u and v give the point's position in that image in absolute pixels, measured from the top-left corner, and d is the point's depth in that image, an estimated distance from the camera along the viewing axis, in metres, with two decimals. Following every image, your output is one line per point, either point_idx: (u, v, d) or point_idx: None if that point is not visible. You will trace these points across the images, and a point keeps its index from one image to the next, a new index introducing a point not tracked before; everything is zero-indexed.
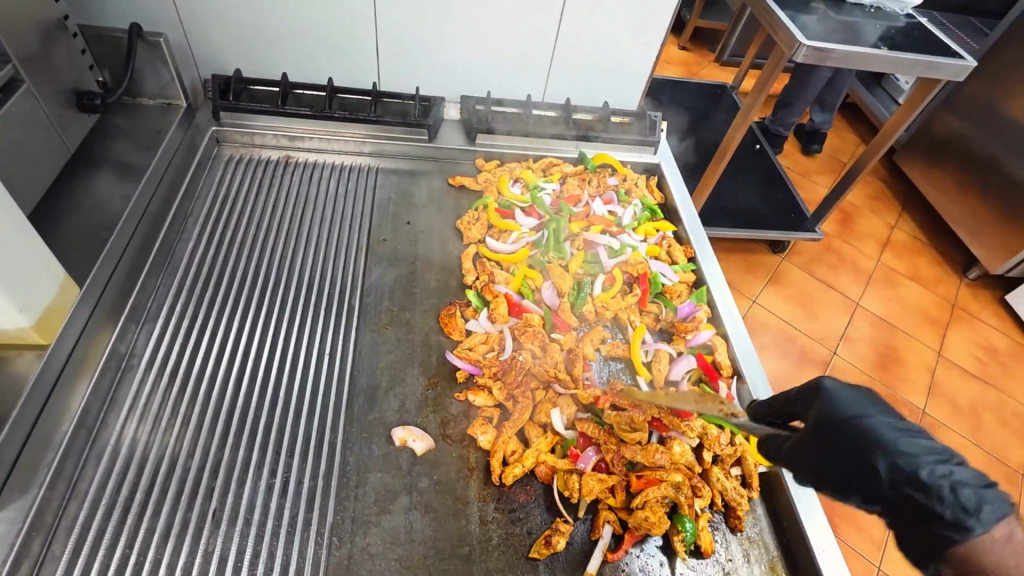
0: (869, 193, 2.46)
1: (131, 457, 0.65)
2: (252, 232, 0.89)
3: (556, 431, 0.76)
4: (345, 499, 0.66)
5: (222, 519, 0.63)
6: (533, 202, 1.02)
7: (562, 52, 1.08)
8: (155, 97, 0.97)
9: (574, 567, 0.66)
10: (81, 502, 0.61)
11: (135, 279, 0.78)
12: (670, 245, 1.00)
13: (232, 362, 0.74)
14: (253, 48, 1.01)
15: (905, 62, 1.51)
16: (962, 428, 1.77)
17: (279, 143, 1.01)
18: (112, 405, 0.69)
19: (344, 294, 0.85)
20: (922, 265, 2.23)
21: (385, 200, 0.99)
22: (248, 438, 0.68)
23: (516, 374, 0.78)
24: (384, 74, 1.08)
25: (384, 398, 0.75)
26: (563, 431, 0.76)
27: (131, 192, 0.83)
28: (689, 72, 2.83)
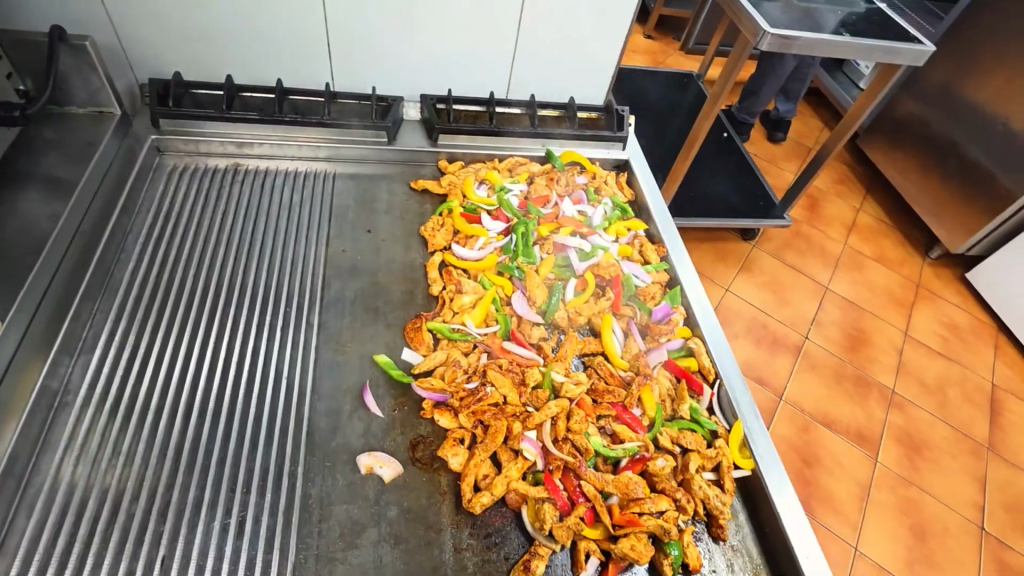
0: (834, 178, 2.49)
1: (68, 503, 0.59)
2: (199, 248, 0.83)
3: (528, 458, 0.71)
4: (308, 536, 0.62)
5: (172, 568, 0.58)
6: (500, 204, 0.98)
7: (524, 46, 1.04)
8: (85, 105, 0.89)
9: None
10: (12, 559, 0.56)
11: (68, 306, 0.72)
12: (642, 245, 0.97)
13: (181, 391, 0.69)
14: (194, 50, 0.94)
15: (865, 48, 1.51)
16: (930, 407, 1.81)
17: (227, 150, 0.95)
18: (45, 447, 0.62)
19: (302, 311, 0.80)
20: (888, 247, 2.27)
21: (344, 207, 0.94)
22: (200, 475, 0.63)
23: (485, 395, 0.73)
24: (338, 73, 1.03)
25: (347, 422, 0.71)
26: (533, 458, 0.71)
27: (60, 211, 0.76)
28: (655, 60, 2.82)
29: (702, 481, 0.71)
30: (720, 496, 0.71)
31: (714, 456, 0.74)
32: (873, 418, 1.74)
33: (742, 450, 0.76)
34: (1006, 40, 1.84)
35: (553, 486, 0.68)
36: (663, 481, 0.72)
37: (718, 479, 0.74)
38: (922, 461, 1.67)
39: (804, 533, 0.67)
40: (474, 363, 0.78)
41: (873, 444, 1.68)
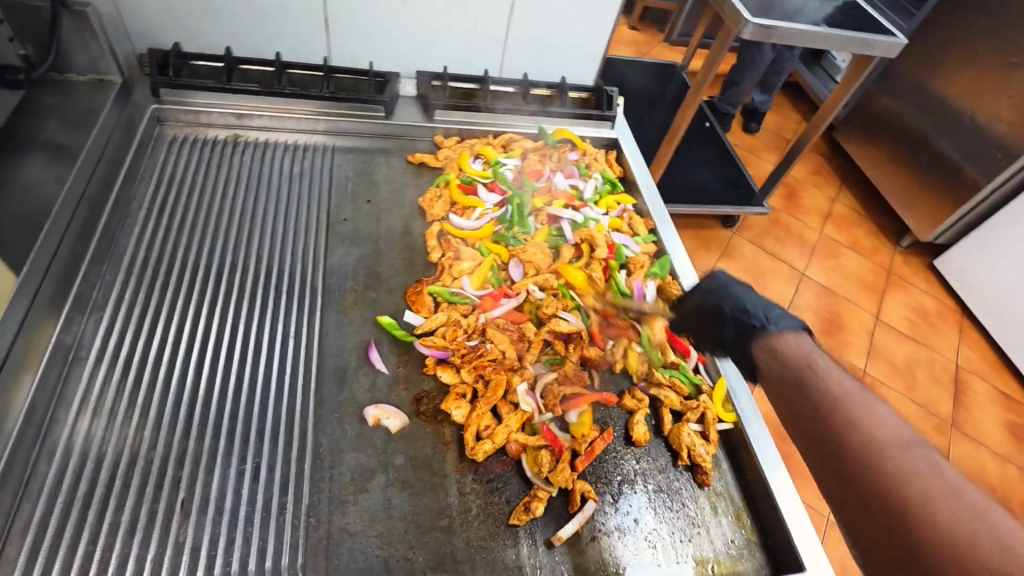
0: (811, 168, 2.58)
1: (87, 453, 0.62)
2: (203, 215, 0.85)
3: (525, 409, 0.75)
4: (320, 481, 0.65)
5: (192, 509, 0.60)
6: (495, 177, 1.01)
7: (518, 26, 1.07)
8: (85, 73, 0.90)
9: (550, 533, 0.67)
10: (36, 500, 0.58)
11: (78, 268, 0.74)
12: (631, 218, 1.02)
13: (191, 348, 0.71)
14: (193, 22, 0.95)
15: (841, 40, 1.57)
16: (897, 385, 1.90)
17: (226, 121, 0.96)
18: (62, 399, 0.64)
19: (306, 277, 0.82)
20: (860, 234, 2.36)
21: (344, 178, 0.97)
22: (214, 426, 0.66)
23: (485, 353, 0.78)
24: (335, 49, 1.05)
25: (354, 378, 0.74)
26: (530, 408, 0.75)
27: (67, 174, 0.78)
28: (639, 51, 2.87)
29: (689, 430, 0.76)
30: (705, 445, 0.75)
31: (698, 407, 0.79)
32: None
33: (725, 403, 0.81)
34: (972, 36, 1.94)
35: (552, 436, 0.73)
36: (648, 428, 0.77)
37: (704, 429, 0.78)
38: None
39: (782, 479, 0.73)
40: (474, 322, 0.81)
41: None
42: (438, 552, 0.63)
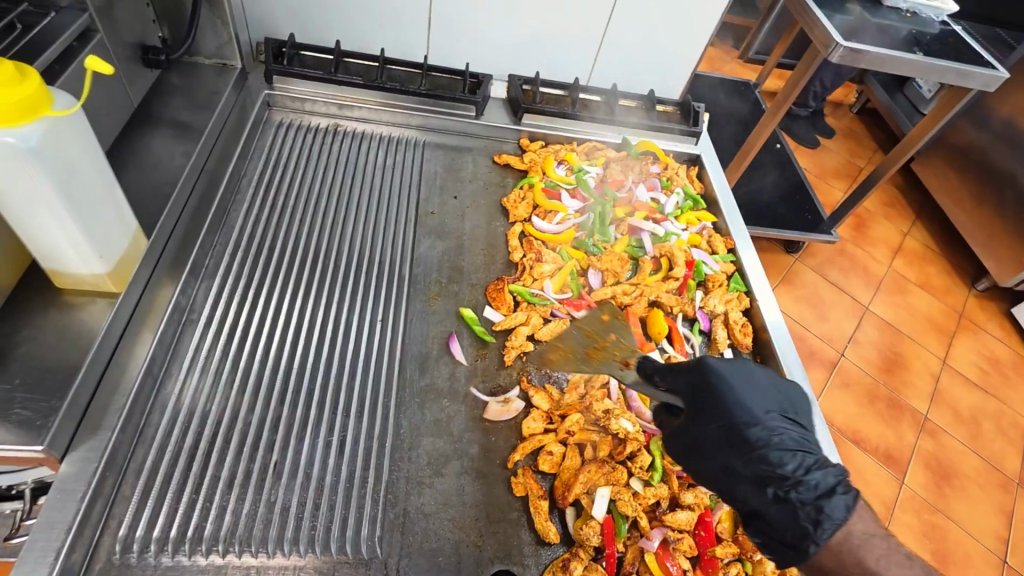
0: (884, 200, 2.48)
1: (193, 410, 0.66)
2: (303, 198, 0.90)
3: (595, 437, 0.75)
4: (400, 460, 0.68)
5: (283, 472, 0.64)
6: (578, 184, 1.04)
7: (611, 37, 1.09)
8: (211, 57, 0.97)
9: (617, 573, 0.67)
10: (148, 447, 0.63)
11: (194, 237, 0.79)
12: (711, 235, 1.02)
13: (289, 323, 0.75)
14: (309, 14, 1.01)
15: (937, 69, 1.50)
16: (963, 435, 1.80)
17: (329, 111, 1.02)
18: (174, 356, 0.70)
19: (395, 265, 0.86)
20: (933, 273, 2.25)
21: (434, 173, 1.00)
22: (305, 396, 0.70)
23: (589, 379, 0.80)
24: (433, 48, 1.09)
25: (435, 366, 0.77)
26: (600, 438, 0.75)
27: (191, 149, 0.83)
28: (712, 67, 2.82)
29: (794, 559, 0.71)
30: None
31: None
32: (903, 440, 1.74)
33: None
34: None
35: (617, 486, 0.71)
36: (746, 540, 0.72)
37: None
38: (949, 487, 1.68)
39: None
40: (559, 322, 0.85)
41: (901, 464, 1.69)
42: (506, 543, 0.66)
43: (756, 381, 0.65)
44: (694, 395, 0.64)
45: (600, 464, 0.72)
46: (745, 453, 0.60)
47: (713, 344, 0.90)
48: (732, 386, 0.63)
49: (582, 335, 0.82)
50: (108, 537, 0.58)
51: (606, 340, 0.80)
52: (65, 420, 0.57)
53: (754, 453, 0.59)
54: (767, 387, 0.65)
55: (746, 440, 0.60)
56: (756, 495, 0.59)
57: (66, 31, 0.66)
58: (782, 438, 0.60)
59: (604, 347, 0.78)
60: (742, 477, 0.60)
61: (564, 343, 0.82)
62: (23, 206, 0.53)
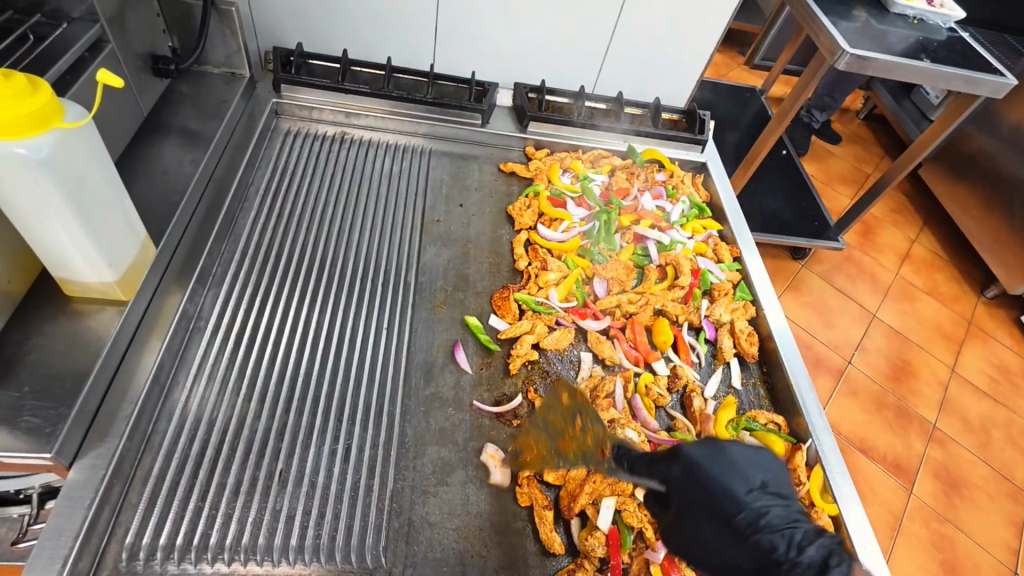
0: (891, 207, 2.47)
1: (200, 417, 0.67)
2: (310, 206, 0.90)
3: None
4: (404, 469, 0.68)
5: (289, 480, 0.65)
6: (583, 192, 1.04)
7: (617, 45, 1.09)
8: (220, 66, 0.98)
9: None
10: (155, 455, 0.63)
11: (202, 245, 0.80)
12: (717, 244, 1.02)
13: (295, 330, 0.76)
14: (317, 24, 1.02)
15: (945, 76, 1.50)
16: (972, 445, 1.78)
17: (336, 119, 1.02)
18: (182, 363, 0.70)
19: (401, 272, 0.86)
20: (941, 281, 2.23)
21: (439, 180, 1.01)
22: (311, 404, 0.70)
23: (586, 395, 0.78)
24: (440, 56, 1.09)
25: (439, 374, 0.78)
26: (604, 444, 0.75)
27: (200, 157, 0.84)
28: (718, 73, 2.83)
29: None
30: None
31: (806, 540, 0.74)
32: (911, 449, 1.73)
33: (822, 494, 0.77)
34: None
35: (622, 497, 0.70)
36: None
37: None
38: (958, 497, 1.66)
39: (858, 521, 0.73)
40: (564, 331, 0.85)
41: (909, 474, 1.67)
42: (511, 553, 0.66)
43: (733, 455, 0.58)
44: (676, 493, 0.59)
45: (605, 474, 0.72)
46: (738, 541, 0.53)
47: (719, 353, 0.89)
48: (710, 471, 0.58)
49: (551, 426, 0.74)
50: (114, 545, 0.58)
51: (575, 431, 0.73)
52: (74, 427, 0.58)
53: (748, 540, 0.52)
54: (742, 452, 0.58)
55: (737, 527, 0.53)
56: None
57: (78, 42, 0.67)
58: (770, 517, 0.53)
59: (575, 435, 0.72)
60: (744, 570, 0.51)
61: (534, 437, 0.74)
62: (35, 217, 0.54)
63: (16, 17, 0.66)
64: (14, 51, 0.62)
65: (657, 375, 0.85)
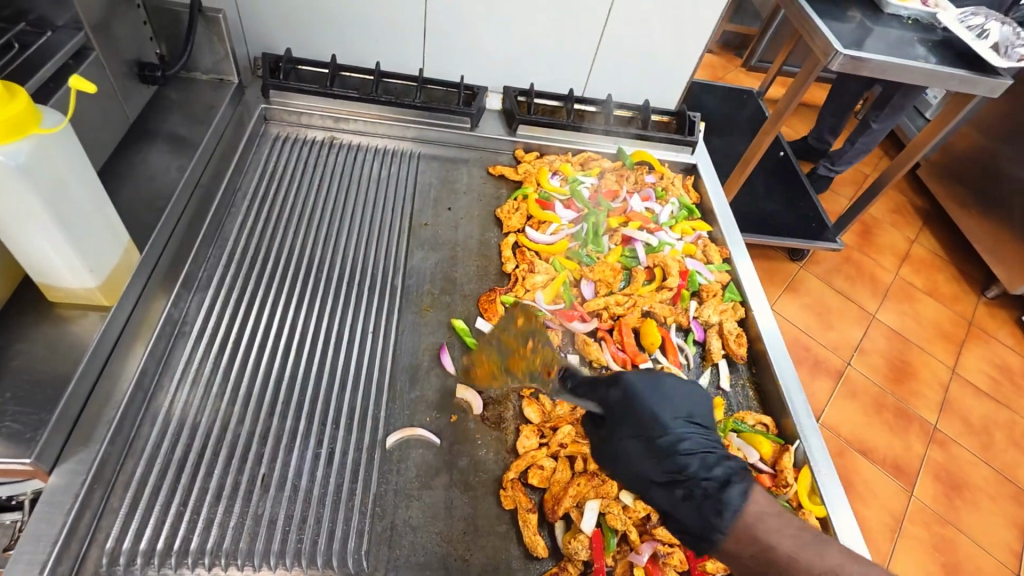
0: (890, 207, 2.45)
1: (183, 422, 0.67)
2: (298, 210, 0.90)
3: (585, 449, 0.74)
4: (389, 473, 0.68)
5: (271, 484, 0.64)
6: (572, 195, 1.04)
7: (606, 48, 1.09)
8: (208, 72, 0.98)
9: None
10: (137, 459, 0.63)
11: (189, 249, 0.80)
12: (706, 245, 1.02)
13: (280, 334, 0.76)
14: (305, 29, 1.02)
15: (940, 76, 1.49)
16: (973, 446, 1.77)
17: (324, 124, 1.03)
18: (166, 368, 0.70)
19: (388, 276, 0.86)
20: (941, 281, 2.22)
21: (428, 184, 1.01)
22: (295, 408, 0.70)
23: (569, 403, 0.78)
24: (429, 60, 1.10)
25: (425, 377, 0.77)
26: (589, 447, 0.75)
27: (187, 163, 0.84)
28: (715, 75, 2.82)
29: None
30: None
31: None
32: (911, 451, 1.71)
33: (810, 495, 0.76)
34: None
35: (607, 501, 0.70)
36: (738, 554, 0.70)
37: None
38: (959, 499, 1.64)
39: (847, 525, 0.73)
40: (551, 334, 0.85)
41: (909, 475, 1.66)
42: (495, 556, 0.65)
43: (669, 390, 0.64)
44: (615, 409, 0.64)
45: (590, 477, 0.71)
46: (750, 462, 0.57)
47: (707, 355, 0.89)
48: None
49: (502, 345, 0.75)
50: (95, 550, 0.58)
51: (525, 350, 0.73)
52: (54, 432, 0.58)
53: (663, 459, 0.60)
54: (677, 392, 0.64)
55: None
56: (761, 505, 0.56)
57: (62, 50, 0.67)
58: (689, 443, 0.60)
59: (525, 355, 0.73)
60: (750, 487, 0.57)
61: (484, 355, 0.76)
62: (14, 224, 0.54)
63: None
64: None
65: None
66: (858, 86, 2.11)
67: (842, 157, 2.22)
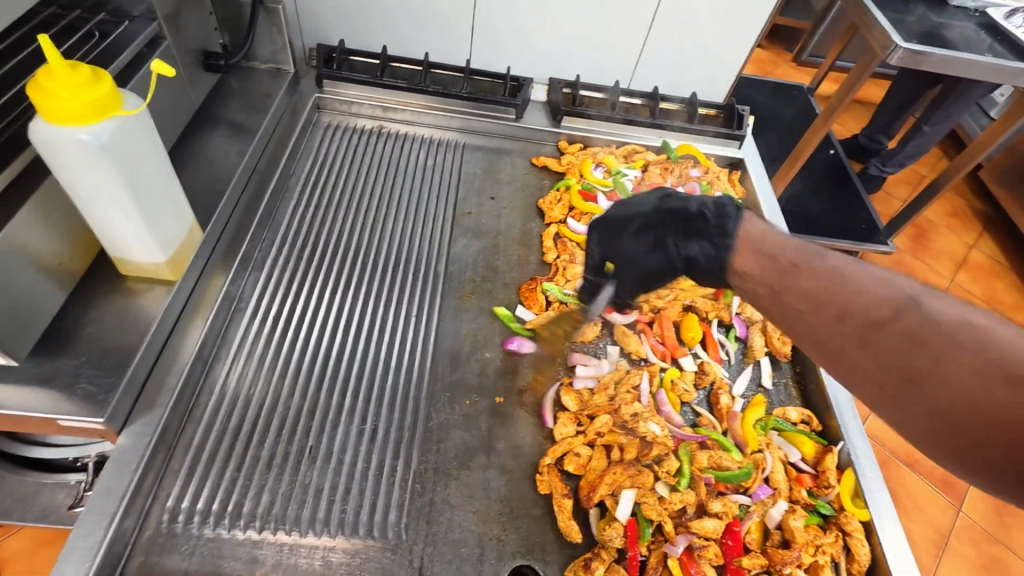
0: (948, 210, 2.34)
1: (238, 392, 0.70)
2: (347, 196, 0.94)
3: (621, 438, 0.74)
4: (428, 452, 0.70)
5: (318, 456, 0.67)
6: (615, 187, 1.03)
7: (654, 40, 1.08)
8: (266, 62, 1.02)
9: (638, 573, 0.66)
10: (196, 427, 0.67)
11: (245, 232, 0.84)
12: None
13: (329, 314, 0.79)
14: (359, 22, 1.05)
15: (1009, 71, 1.41)
16: None
17: (374, 113, 1.05)
18: (223, 342, 0.74)
19: (431, 262, 0.88)
20: (1001, 288, 2.11)
21: (472, 174, 1.02)
22: (342, 385, 0.73)
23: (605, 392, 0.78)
24: (477, 52, 1.11)
25: (465, 361, 0.79)
26: (626, 437, 0.74)
27: (245, 149, 0.88)
28: (764, 70, 2.75)
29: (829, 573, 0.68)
30: None
31: (836, 542, 0.70)
32: None
33: (854, 498, 0.74)
34: None
35: (641, 491, 0.70)
36: (775, 552, 0.69)
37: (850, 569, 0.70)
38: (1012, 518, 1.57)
39: (894, 534, 0.70)
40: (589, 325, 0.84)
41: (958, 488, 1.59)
42: (528, 539, 0.66)
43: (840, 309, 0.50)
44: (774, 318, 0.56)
45: (625, 466, 0.71)
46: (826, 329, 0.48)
47: (749, 352, 0.87)
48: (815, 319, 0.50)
49: None
50: (157, 508, 0.62)
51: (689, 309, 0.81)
52: (124, 396, 0.62)
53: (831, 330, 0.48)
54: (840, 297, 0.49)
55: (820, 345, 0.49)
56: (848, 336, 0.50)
57: (139, 38, 0.71)
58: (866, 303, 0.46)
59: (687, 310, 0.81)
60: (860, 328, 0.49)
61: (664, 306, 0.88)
62: (94, 201, 0.58)
63: (83, 15, 0.72)
64: (81, 48, 0.67)
65: (683, 371, 0.84)
66: (920, 83, 2.01)
67: (894, 157, 2.14)
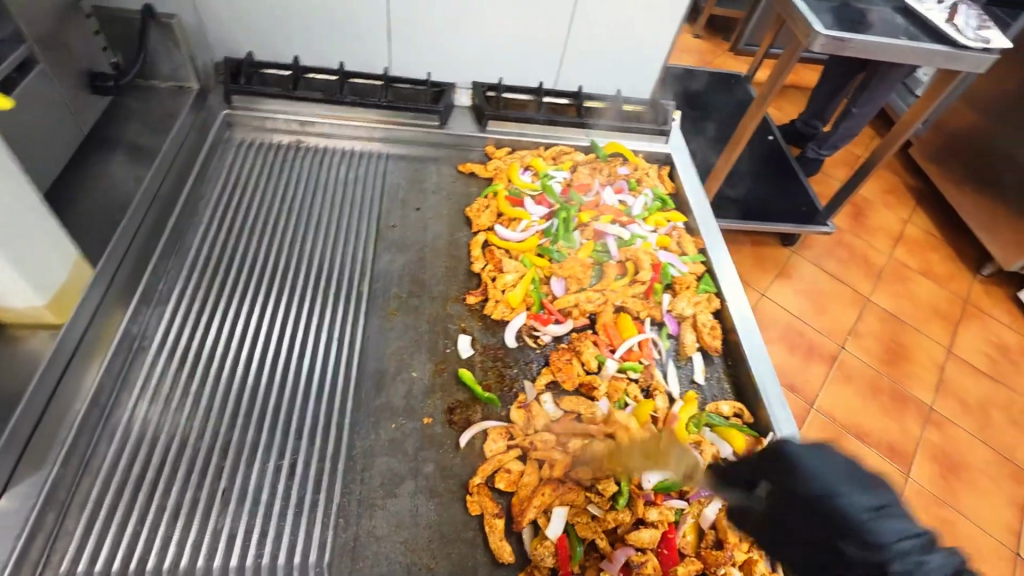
0: (884, 187, 2.43)
1: (142, 436, 0.66)
2: (261, 217, 0.89)
3: (553, 452, 0.72)
4: (352, 482, 0.67)
5: (231, 498, 0.63)
6: (543, 190, 1.02)
7: (575, 39, 1.07)
8: (167, 79, 0.96)
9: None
10: (93, 479, 0.62)
11: (147, 262, 0.78)
12: (681, 236, 1.00)
13: (242, 344, 0.74)
14: (266, 32, 1.00)
15: (923, 53, 1.45)
16: (970, 426, 1.75)
17: (290, 128, 1.00)
18: (124, 385, 0.69)
19: (352, 281, 0.85)
20: (934, 259, 2.20)
21: (396, 185, 0.99)
22: (257, 420, 0.69)
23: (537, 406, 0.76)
24: (396, 59, 1.08)
25: (391, 383, 0.76)
26: (559, 450, 0.73)
27: (143, 175, 0.83)
28: (703, 60, 2.79)
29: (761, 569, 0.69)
30: None
31: None
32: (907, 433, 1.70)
33: None
34: None
35: (574, 507, 0.69)
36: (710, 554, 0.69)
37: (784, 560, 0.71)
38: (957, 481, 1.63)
39: None
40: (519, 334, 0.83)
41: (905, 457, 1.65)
42: (460, 563, 0.64)
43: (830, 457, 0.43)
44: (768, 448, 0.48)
45: (555, 486, 0.70)
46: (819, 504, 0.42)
47: (682, 348, 0.87)
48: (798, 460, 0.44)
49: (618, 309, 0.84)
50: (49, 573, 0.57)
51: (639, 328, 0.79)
52: None
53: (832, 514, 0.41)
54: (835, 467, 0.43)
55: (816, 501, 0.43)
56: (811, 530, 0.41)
57: (3, 63, 0.66)
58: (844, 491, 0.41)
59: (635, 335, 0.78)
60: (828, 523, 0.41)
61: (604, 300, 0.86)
62: None
63: None
64: None
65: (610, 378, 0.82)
66: (847, 67, 2.07)
67: (828, 141, 2.20)
